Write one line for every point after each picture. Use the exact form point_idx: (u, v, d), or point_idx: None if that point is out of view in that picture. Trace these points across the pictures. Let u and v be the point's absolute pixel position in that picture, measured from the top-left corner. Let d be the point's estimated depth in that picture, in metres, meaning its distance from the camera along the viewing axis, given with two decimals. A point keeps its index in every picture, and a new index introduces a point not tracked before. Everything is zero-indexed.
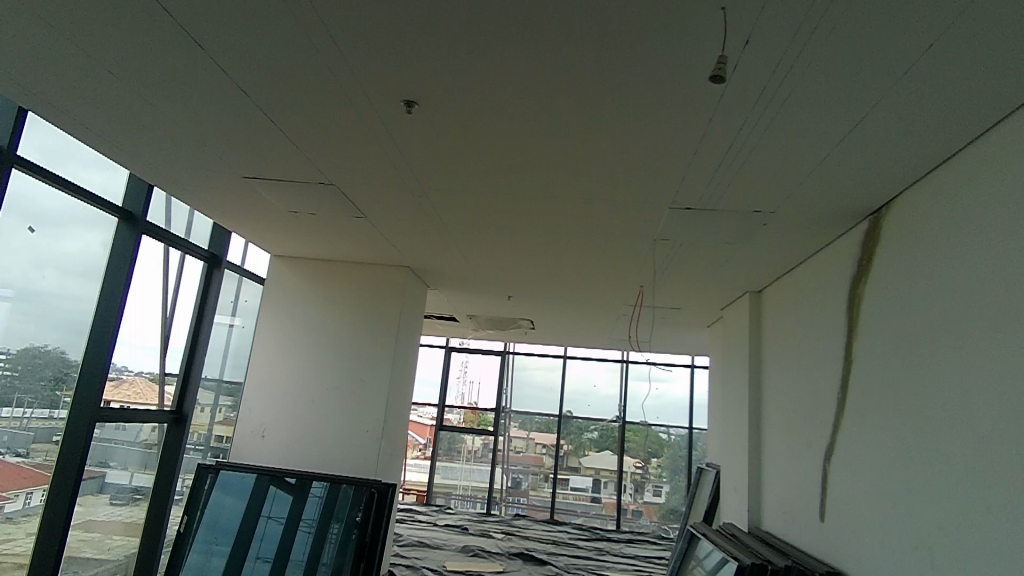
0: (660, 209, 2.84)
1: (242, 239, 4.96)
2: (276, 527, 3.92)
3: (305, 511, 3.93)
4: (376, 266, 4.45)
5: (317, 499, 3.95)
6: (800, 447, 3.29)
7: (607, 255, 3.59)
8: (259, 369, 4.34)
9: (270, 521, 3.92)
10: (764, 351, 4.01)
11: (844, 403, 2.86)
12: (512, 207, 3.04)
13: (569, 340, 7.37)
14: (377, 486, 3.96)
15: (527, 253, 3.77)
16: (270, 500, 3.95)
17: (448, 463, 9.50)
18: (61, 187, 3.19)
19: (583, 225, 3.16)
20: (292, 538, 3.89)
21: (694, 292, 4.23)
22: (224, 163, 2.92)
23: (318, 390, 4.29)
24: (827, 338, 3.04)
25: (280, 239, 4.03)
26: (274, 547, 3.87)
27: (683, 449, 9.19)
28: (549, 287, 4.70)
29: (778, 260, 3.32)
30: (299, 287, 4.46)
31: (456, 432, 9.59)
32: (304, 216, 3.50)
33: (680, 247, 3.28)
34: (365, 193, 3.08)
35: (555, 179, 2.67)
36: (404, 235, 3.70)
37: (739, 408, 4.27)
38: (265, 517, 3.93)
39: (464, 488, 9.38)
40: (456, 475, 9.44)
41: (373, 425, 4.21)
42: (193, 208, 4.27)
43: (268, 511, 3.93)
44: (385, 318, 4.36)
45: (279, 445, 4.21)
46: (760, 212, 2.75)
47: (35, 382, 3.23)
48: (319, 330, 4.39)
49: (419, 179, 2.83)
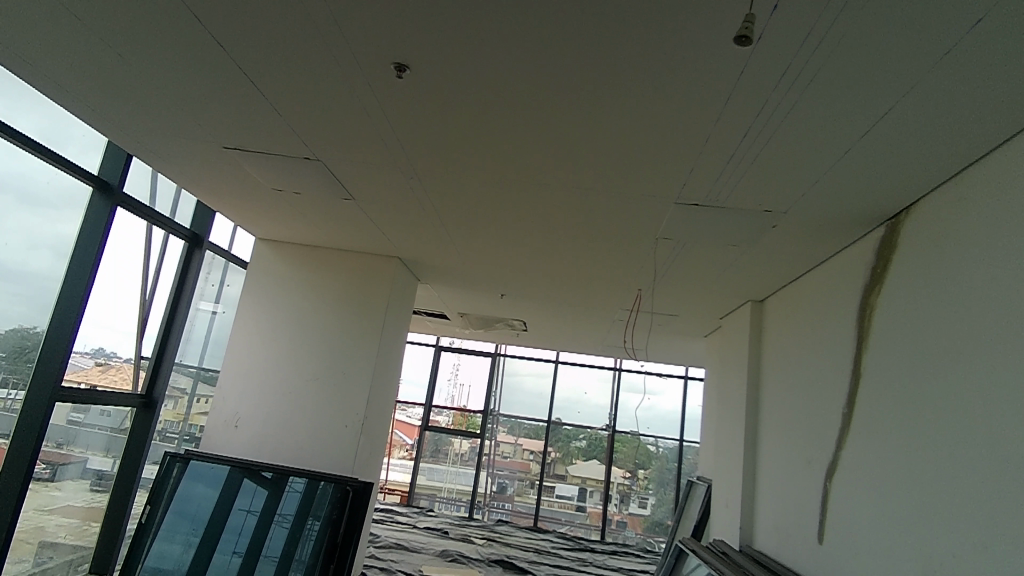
0: (667, 204, 2.67)
1: (228, 222, 4.78)
2: (250, 522, 3.71)
3: (281, 506, 3.73)
4: (365, 256, 4.27)
5: (294, 493, 3.76)
6: (800, 465, 3.12)
7: (607, 253, 3.42)
8: (235, 356, 4.15)
9: (242, 515, 3.71)
10: (763, 362, 3.84)
11: (850, 419, 2.69)
12: (509, 194, 2.86)
13: (563, 345, 7.18)
14: (354, 483, 3.77)
15: (524, 247, 3.60)
16: (244, 492, 3.76)
17: (433, 464, 9.30)
18: (52, 162, 3.09)
19: (584, 218, 2.98)
20: (265, 532, 3.68)
21: (694, 298, 4.07)
22: (203, 130, 2.73)
23: (297, 380, 4.10)
24: (834, 351, 2.87)
25: (265, 221, 3.85)
26: (246, 540, 3.66)
27: (671, 462, 9.02)
28: (546, 286, 4.52)
29: (785, 267, 3.16)
30: (283, 273, 4.27)
31: (443, 434, 9.38)
32: (290, 194, 3.30)
33: (683, 247, 3.11)
34: (354, 172, 2.90)
35: (556, 164, 2.49)
36: (394, 221, 3.52)
37: (734, 420, 4.11)
38: (238, 509, 3.73)
39: (448, 491, 9.19)
40: (441, 477, 9.25)
41: (353, 419, 4.02)
42: (180, 186, 4.12)
43: (241, 504, 3.74)
44: (372, 309, 4.18)
45: (252, 438, 4.02)
46: (771, 213, 2.59)
47: (22, 364, 3.18)
48: (301, 319, 4.20)
49: (410, 157, 2.64)
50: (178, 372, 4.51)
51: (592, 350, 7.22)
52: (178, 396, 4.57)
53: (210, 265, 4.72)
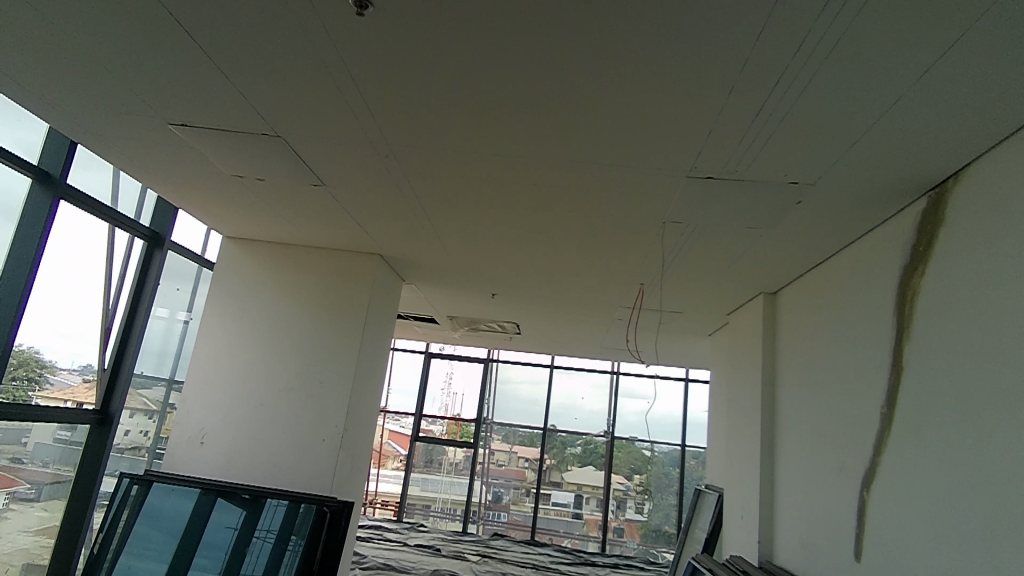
0: (679, 180, 2.34)
1: (201, 227, 4.49)
2: (224, 541, 3.33)
3: (261, 521, 3.36)
4: (343, 254, 3.91)
5: (278, 506, 3.41)
6: (830, 473, 2.78)
7: (609, 241, 3.08)
8: (201, 365, 3.77)
9: (218, 533, 3.35)
10: (779, 359, 3.52)
11: (891, 420, 2.36)
12: (499, 174, 2.51)
13: (557, 348, 6.85)
14: (332, 504, 3.41)
15: (515, 238, 3.26)
16: (219, 510, 3.41)
17: (425, 474, 8.90)
18: None
19: (585, 199, 2.64)
20: (244, 550, 3.30)
21: (702, 291, 3.75)
22: (142, 106, 2.36)
23: (268, 391, 3.73)
24: (869, 344, 2.54)
25: (230, 215, 3.49)
26: (225, 558, 3.28)
27: (668, 466, 8.69)
28: (541, 284, 4.19)
29: (806, 250, 2.84)
30: (252, 273, 3.90)
31: (437, 444, 9.00)
32: (253, 182, 2.92)
33: (694, 232, 2.78)
34: (321, 154, 2.53)
35: (553, 132, 2.14)
36: (372, 214, 3.16)
37: (747, 423, 3.79)
38: (215, 524, 3.37)
39: (443, 502, 8.78)
40: (435, 487, 8.85)
41: (330, 433, 3.65)
42: (145, 187, 3.82)
43: (216, 521, 3.38)
44: (351, 312, 3.82)
45: (220, 455, 3.64)
46: (797, 185, 2.26)
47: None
48: (273, 323, 3.83)
49: (383, 130, 2.29)
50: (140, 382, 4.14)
51: (588, 353, 6.90)
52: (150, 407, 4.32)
53: (178, 270, 4.40)
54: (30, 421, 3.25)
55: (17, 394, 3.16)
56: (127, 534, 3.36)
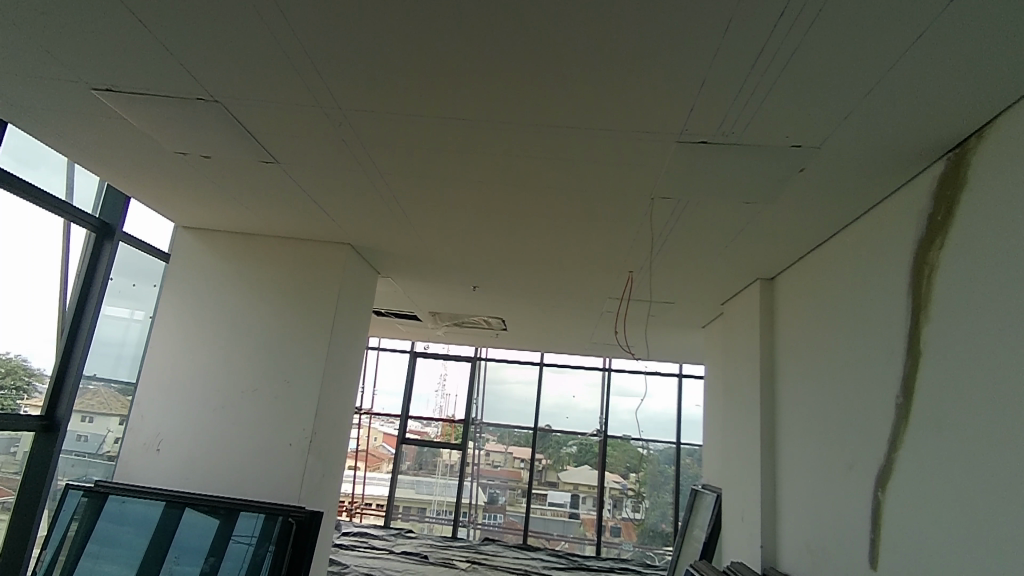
0: (666, 146, 2.07)
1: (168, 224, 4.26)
2: (198, 542, 3.13)
3: (237, 528, 3.12)
4: (309, 244, 3.63)
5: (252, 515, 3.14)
6: (839, 471, 2.53)
7: (593, 222, 2.83)
8: (156, 365, 3.49)
9: (188, 540, 3.13)
10: (779, 348, 3.27)
11: (907, 412, 2.10)
12: (466, 146, 2.24)
13: (546, 344, 6.58)
14: (298, 514, 3.11)
15: (491, 222, 3.00)
16: (192, 514, 3.16)
17: (415, 477, 8.63)
18: None
19: (563, 173, 2.37)
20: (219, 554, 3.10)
21: (695, 278, 3.50)
22: (53, 74, 2.06)
23: (230, 392, 3.44)
24: (877, 328, 2.29)
25: (183, 202, 3.21)
26: (198, 560, 3.09)
27: (663, 465, 8.48)
28: (523, 274, 3.94)
29: (807, 227, 2.59)
30: (212, 266, 3.62)
31: (429, 447, 8.72)
32: (197, 160, 2.62)
33: (685, 208, 2.53)
34: (264, 125, 2.25)
35: (522, 91, 1.87)
36: (333, 196, 2.88)
37: (745, 418, 3.54)
38: (188, 526, 3.14)
39: (438, 505, 8.49)
40: (430, 490, 8.56)
41: (297, 436, 3.37)
42: (104, 181, 3.60)
43: (188, 523, 3.15)
44: (318, 306, 3.54)
45: (178, 463, 3.35)
46: (800, 149, 2.00)
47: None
48: (235, 319, 3.55)
49: (330, 94, 2.01)
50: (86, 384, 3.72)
51: (578, 349, 6.64)
52: (116, 409, 3.97)
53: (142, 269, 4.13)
54: (20, 431, 3.33)
55: (5, 403, 3.23)
56: (85, 540, 3.14)
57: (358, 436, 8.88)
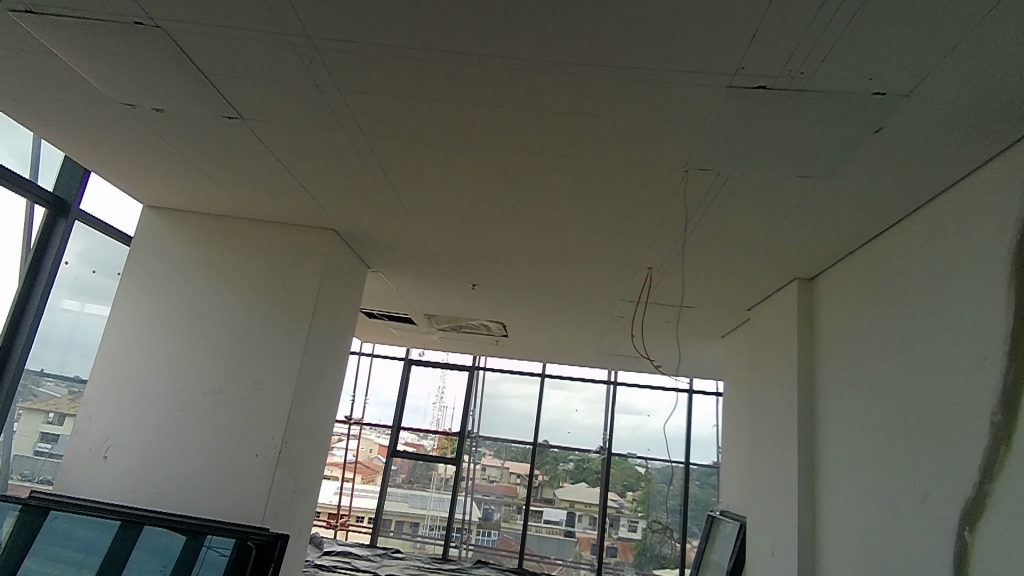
0: (712, 95, 1.66)
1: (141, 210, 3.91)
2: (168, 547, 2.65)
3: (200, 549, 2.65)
4: (289, 229, 3.23)
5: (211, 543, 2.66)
6: (905, 505, 2.09)
7: (613, 204, 2.42)
8: (108, 359, 3.08)
9: (144, 557, 2.62)
10: (820, 357, 2.85)
11: (1006, 436, 1.67)
12: (464, 98, 1.84)
13: (549, 353, 6.16)
14: (259, 537, 2.66)
15: (493, 206, 2.60)
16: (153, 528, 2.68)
17: (408, 491, 8.13)
18: None
19: (582, 136, 1.96)
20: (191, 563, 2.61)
21: (724, 275, 3.10)
22: None
23: (191, 394, 3.02)
24: (964, 329, 1.86)
25: (144, 174, 2.82)
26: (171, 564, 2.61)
27: (661, 484, 8.00)
28: (528, 270, 3.53)
29: (868, 209, 2.18)
30: (178, 250, 3.21)
31: (426, 460, 8.20)
32: (147, 113, 2.21)
33: (725, 183, 2.12)
34: (221, 63, 1.84)
35: (535, 13, 1.45)
36: (311, 166, 2.48)
37: (777, 437, 3.12)
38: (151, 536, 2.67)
39: (431, 521, 8.00)
40: (423, 504, 8.07)
41: (264, 447, 2.94)
42: (66, 154, 3.22)
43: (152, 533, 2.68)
44: (295, 298, 3.13)
45: (127, 472, 2.93)
46: (883, 100, 1.59)
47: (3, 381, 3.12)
48: (200, 310, 3.14)
49: (296, 20, 1.60)
50: (52, 385, 3.42)
51: (583, 359, 6.21)
52: None
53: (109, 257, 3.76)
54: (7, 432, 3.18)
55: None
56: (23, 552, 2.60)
57: (353, 448, 8.42)
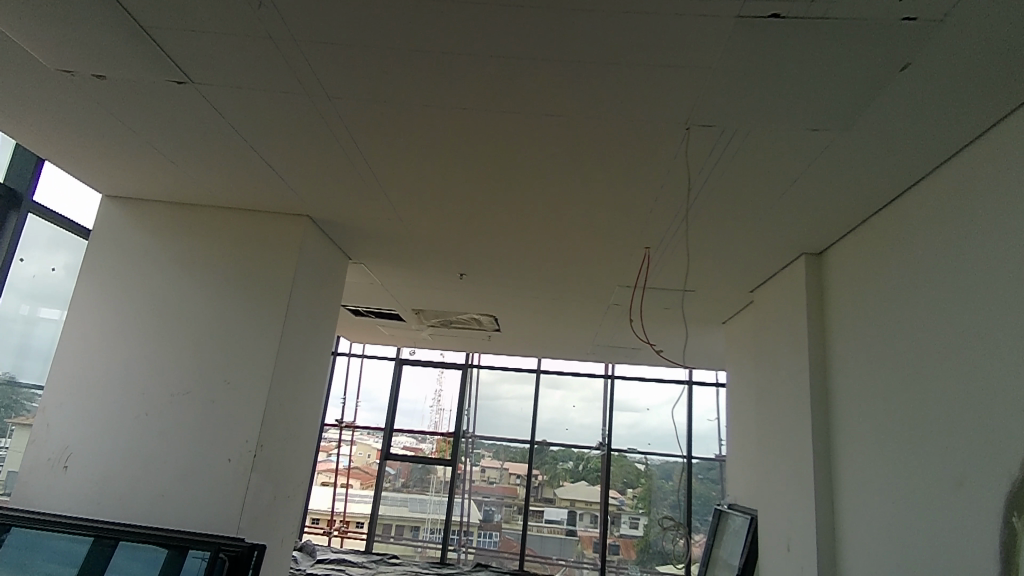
0: (718, 30, 1.46)
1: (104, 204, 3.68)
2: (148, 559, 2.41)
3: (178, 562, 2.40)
4: (259, 217, 3.01)
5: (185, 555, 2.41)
6: (938, 491, 1.90)
7: (606, 172, 2.22)
8: (68, 361, 2.85)
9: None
10: (832, 336, 2.66)
11: None
12: (438, 47, 1.63)
13: (543, 347, 5.97)
14: (233, 549, 2.39)
15: (476, 180, 2.40)
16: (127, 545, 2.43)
17: (409, 496, 7.91)
18: None
19: (572, 90, 1.76)
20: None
21: (726, 253, 2.91)
22: None
23: (157, 396, 2.80)
24: (1001, 293, 1.68)
25: (97, 160, 2.59)
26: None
27: (661, 480, 7.80)
28: (519, 256, 3.33)
29: (885, 168, 1.99)
30: (141, 242, 2.98)
31: (427, 464, 8.01)
32: (88, 82, 1.98)
33: (730, 141, 1.93)
34: (163, 15, 1.63)
35: None
36: (277, 143, 2.27)
37: (788, 424, 2.93)
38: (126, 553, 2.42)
39: (433, 524, 7.78)
40: (423, 508, 7.86)
41: (238, 450, 2.71)
42: (16, 143, 2.99)
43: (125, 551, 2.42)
44: (268, 290, 2.91)
45: (89, 482, 2.70)
46: (912, 29, 1.40)
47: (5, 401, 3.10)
48: (166, 306, 2.91)
49: None
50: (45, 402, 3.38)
51: (578, 353, 6.02)
52: None
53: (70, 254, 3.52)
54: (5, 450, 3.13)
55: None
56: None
57: (348, 454, 8.14)
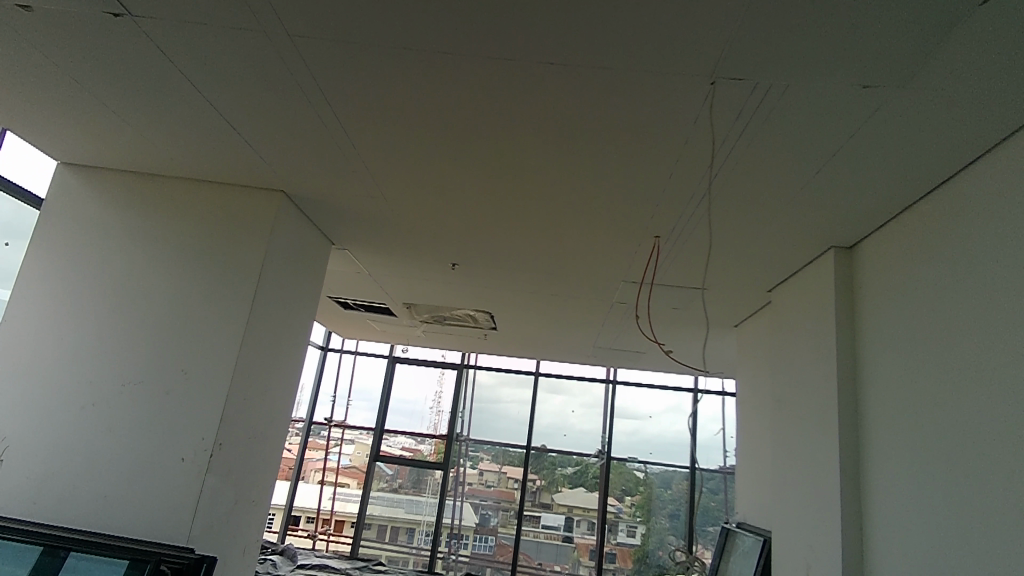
0: None
1: None
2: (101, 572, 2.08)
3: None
4: (230, 191, 2.73)
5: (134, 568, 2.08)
6: (996, 522, 1.60)
7: (613, 141, 1.94)
8: (12, 341, 2.57)
9: None
10: (864, 339, 2.36)
11: None
12: None
13: (543, 348, 5.66)
14: (173, 563, 2.08)
15: (466, 149, 2.12)
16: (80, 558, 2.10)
17: (412, 497, 7.61)
18: None
19: (577, 32, 1.48)
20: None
21: (745, 243, 2.61)
22: None
23: (106, 384, 2.51)
24: None
25: (44, 120, 2.31)
26: None
27: (661, 489, 7.49)
28: (516, 244, 3.04)
29: (941, 138, 1.70)
30: (99, 215, 2.70)
31: (423, 467, 7.71)
32: (17, 16, 1.70)
33: (760, 102, 1.64)
34: None
35: None
36: (239, 99, 1.99)
37: (810, 436, 2.63)
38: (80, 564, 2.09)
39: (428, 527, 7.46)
40: (421, 509, 7.55)
41: (193, 447, 2.42)
42: None
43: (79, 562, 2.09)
44: (236, 271, 2.62)
45: (26, 478, 2.41)
46: None
47: None
48: (123, 286, 2.63)
49: None
50: None
51: (579, 355, 5.70)
52: None
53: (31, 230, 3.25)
54: None
55: None
56: None
57: (349, 454, 7.86)
